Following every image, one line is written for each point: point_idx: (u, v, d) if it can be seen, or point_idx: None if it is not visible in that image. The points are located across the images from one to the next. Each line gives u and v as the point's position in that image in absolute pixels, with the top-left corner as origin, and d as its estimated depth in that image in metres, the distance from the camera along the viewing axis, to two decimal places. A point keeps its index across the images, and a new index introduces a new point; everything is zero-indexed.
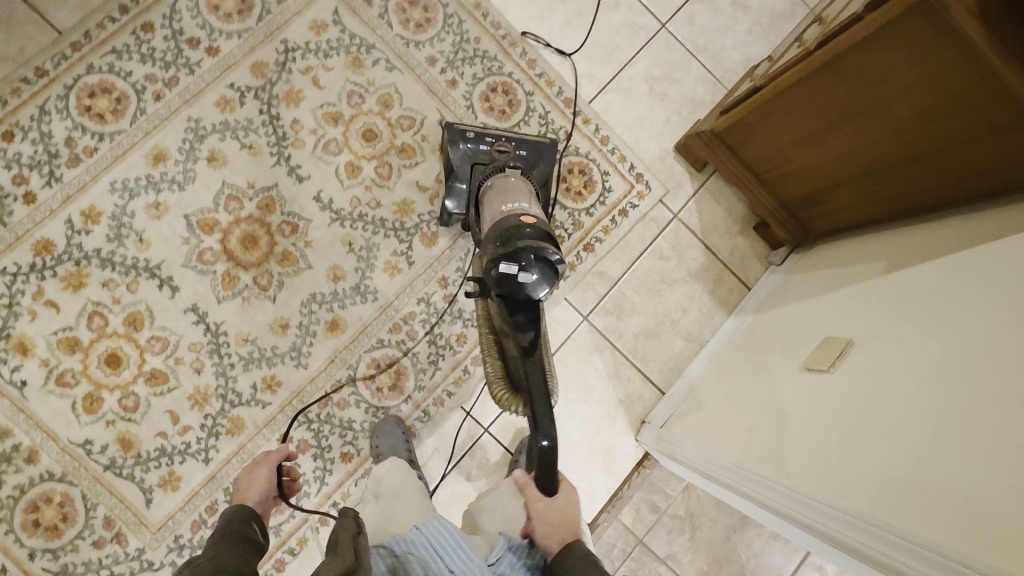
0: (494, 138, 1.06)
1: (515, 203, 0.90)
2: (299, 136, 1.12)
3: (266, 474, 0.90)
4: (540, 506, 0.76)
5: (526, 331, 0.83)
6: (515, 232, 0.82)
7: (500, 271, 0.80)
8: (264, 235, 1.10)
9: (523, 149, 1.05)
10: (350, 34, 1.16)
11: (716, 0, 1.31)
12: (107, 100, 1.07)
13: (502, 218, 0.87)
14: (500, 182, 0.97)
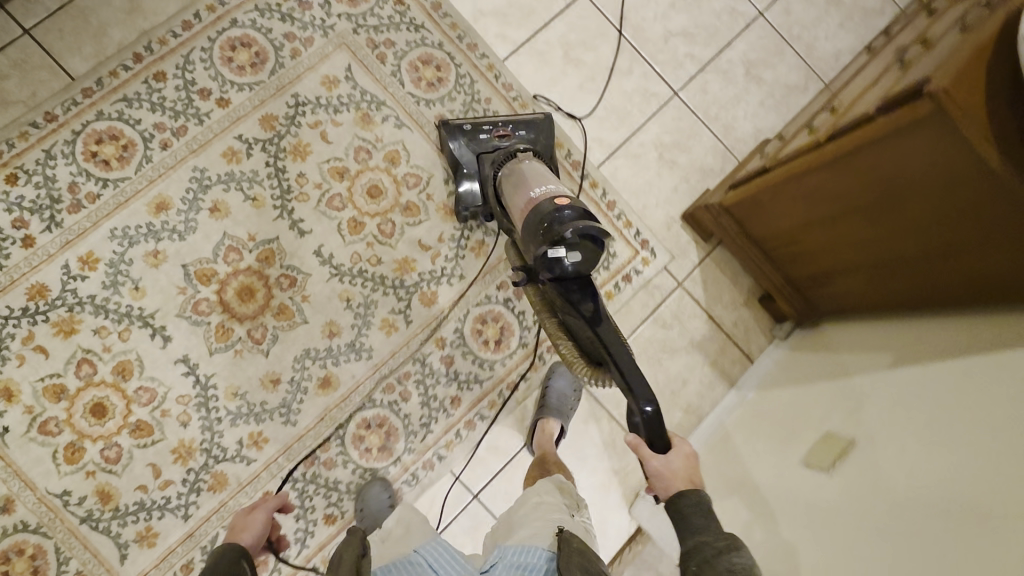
0: (490, 127, 1.10)
1: (543, 186, 0.91)
2: (303, 189, 1.12)
3: (263, 518, 0.88)
4: (657, 467, 0.77)
5: (584, 305, 0.83)
6: (554, 215, 0.82)
7: (548, 255, 0.80)
8: (262, 287, 1.09)
9: (521, 129, 1.09)
10: (362, 90, 1.16)
11: (729, 71, 1.31)
12: (115, 147, 1.08)
13: (535, 205, 0.86)
14: (517, 170, 0.99)
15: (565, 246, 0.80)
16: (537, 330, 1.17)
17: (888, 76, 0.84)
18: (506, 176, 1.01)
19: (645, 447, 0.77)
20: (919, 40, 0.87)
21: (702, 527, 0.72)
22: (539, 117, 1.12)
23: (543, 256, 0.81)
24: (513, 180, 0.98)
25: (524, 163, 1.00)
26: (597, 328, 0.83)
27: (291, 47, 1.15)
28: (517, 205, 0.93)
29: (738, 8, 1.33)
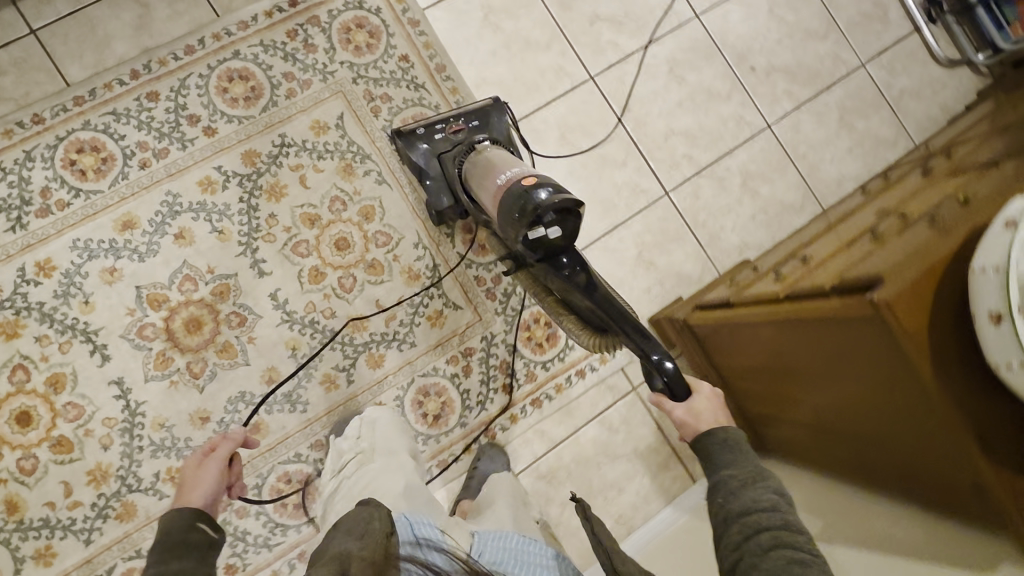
0: (444, 123, 1.09)
1: (508, 171, 0.94)
2: (272, 230, 1.12)
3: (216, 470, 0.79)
4: (681, 416, 0.73)
5: (578, 275, 0.85)
6: (523, 195, 0.84)
7: (531, 238, 0.83)
8: (210, 322, 1.08)
9: (473, 119, 1.10)
10: (349, 140, 1.16)
11: (725, 180, 1.29)
12: (95, 158, 1.08)
13: (505, 192, 0.88)
14: (480, 161, 1.02)
15: (542, 224, 0.82)
16: (479, 411, 1.15)
17: (858, 246, 0.83)
18: (470, 168, 1.04)
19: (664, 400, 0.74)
20: (894, 215, 0.86)
21: (728, 462, 0.68)
22: (487, 103, 1.12)
23: (525, 239, 0.84)
24: (480, 167, 1.01)
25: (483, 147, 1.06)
26: (596, 295, 0.85)
27: (288, 86, 1.14)
28: (488, 190, 0.96)
29: (746, 117, 1.31)
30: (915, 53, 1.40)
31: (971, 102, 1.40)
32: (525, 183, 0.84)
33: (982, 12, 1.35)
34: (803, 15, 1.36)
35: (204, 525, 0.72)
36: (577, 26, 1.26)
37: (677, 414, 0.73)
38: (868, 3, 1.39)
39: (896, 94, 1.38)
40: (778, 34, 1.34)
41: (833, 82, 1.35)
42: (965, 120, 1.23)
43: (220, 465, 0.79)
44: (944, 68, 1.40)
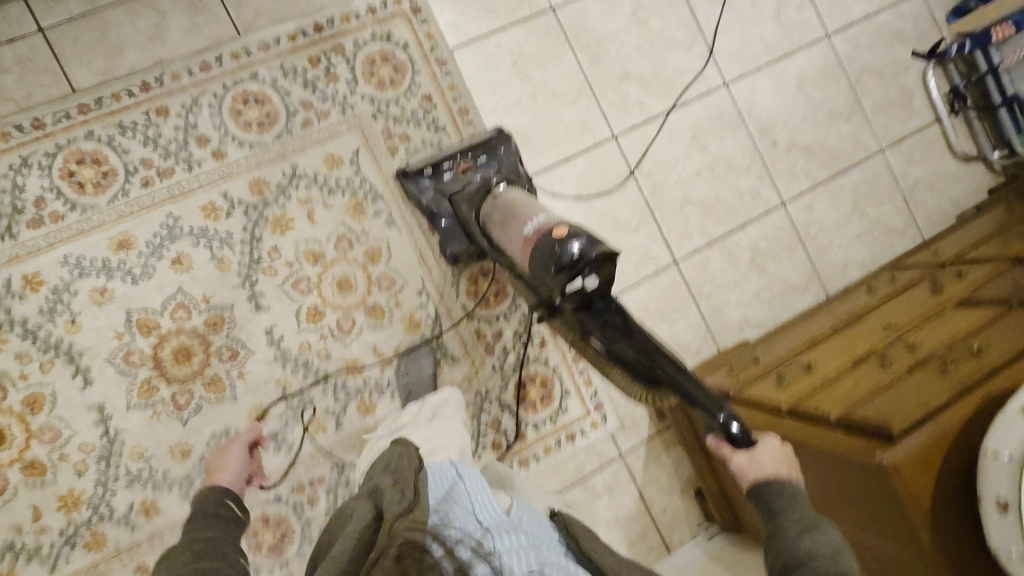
0: (451, 161, 1.09)
1: (534, 218, 0.91)
2: (273, 264, 1.08)
3: (237, 453, 0.90)
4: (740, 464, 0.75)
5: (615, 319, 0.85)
6: (556, 248, 0.82)
7: (571, 289, 0.83)
8: (200, 353, 1.05)
9: (481, 155, 1.10)
10: (362, 178, 1.13)
11: (734, 254, 1.28)
12: (95, 171, 1.03)
13: (536, 243, 0.87)
14: (504, 207, 0.99)
15: (581, 275, 0.82)
16: None
17: (865, 370, 0.84)
18: (489, 215, 1.01)
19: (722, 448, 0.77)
20: (901, 339, 0.87)
21: (787, 510, 0.70)
22: (490, 134, 1.11)
23: (564, 292, 0.84)
24: (501, 210, 0.99)
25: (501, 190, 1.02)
26: (635, 337, 0.84)
27: (305, 115, 1.11)
28: (514, 239, 0.93)
29: (763, 192, 1.30)
30: (934, 145, 1.40)
31: (981, 199, 1.41)
32: (554, 236, 0.83)
33: (1005, 112, 1.34)
34: (829, 95, 1.35)
35: (231, 501, 0.82)
36: (606, 82, 1.24)
37: (736, 459, 0.76)
38: (895, 89, 1.39)
39: (912, 183, 1.38)
40: (803, 111, 1.33)
41: (851, 166, 1.35)
42: (975, 225, 1.24)
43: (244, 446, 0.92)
44: (960, 161, 1.41)
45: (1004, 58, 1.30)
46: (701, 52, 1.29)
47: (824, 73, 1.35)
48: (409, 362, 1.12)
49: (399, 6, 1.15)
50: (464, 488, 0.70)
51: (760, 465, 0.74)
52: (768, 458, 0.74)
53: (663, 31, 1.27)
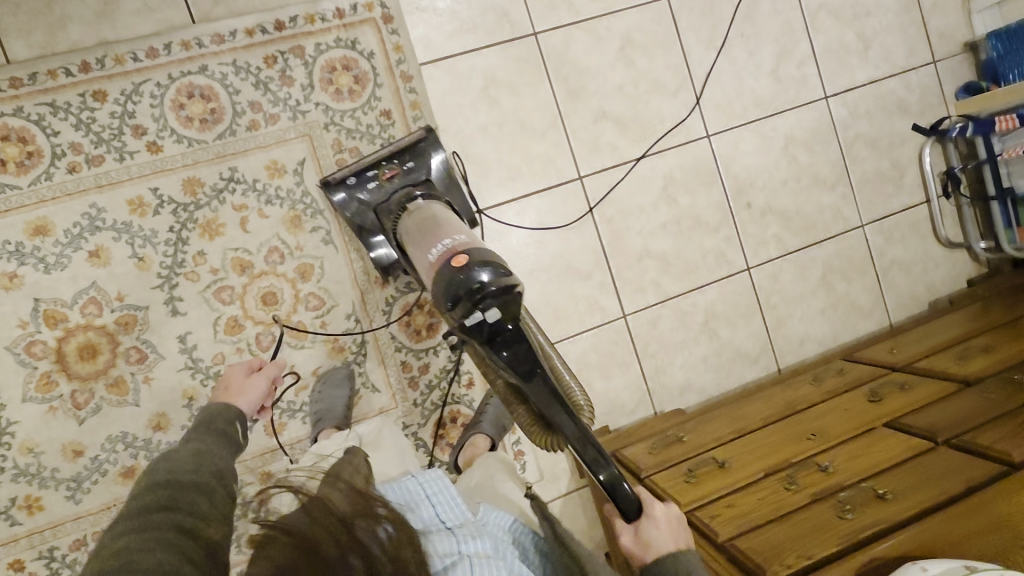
0: (376, 169, 1.00)
1: (442, 243, 0.82)
2: (197, 269, 1.03)
3: (258, 386, 0.90)
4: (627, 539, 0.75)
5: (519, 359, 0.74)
6: (458, 278, 0.73)
7: (469, 323, 0.72)
8: (107, 352, 1.01)
9: (409, 161, 1.01)
10: (304, 191, 1.07)
11: (687, 315, 1.23)
12: (19, 151, 0.98)
13: (438, 272, 0.77)
14: (421, 224, 0.91)
15: (480, 308, 0.71)
16: None
17: (770, 485, 0.82)
18: (405, 231, 0.94)
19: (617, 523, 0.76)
20: (818, 457, 0.85)
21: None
22: (419, 136, 1.02)
23: (463, 326, 0.73)
24: (417, 228, 0.91)
25: (415, 207, 0.96)
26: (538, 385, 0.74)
27: (252, 117, 1.05)
28: (422, 261, 0.86)
29: (728, 254, 1.24)
30: (919, 227, 1.33)
31: (958, 290, 1.34)
32: (456, 266, 0.74)
33: (998, 206, 1.27)
34: (817, 160, 1.28)
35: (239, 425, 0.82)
36: (580, 119, 1.17)
37: (624, 540, 0.75)
38: (887, 163, 1.31)
39: (887, 263, 1.32)
40: (786, 174, 1.26)
41: (827, 237, 1.29)
42: (941, 324, 1.18)
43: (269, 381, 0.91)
44: (942, 248, 1.34)
45: (1004, 149, 1.23)
46: (687, 99, 1.22)
47: (815, 137, 1.28)
48: (326, 387, 1.06)
49: (370, 12, 1.09)
50: (424, 496, 0.66)
51: (646, 546, 0.74)
52: (657, 540, 0.73)
53: (650, 72, 1.20)
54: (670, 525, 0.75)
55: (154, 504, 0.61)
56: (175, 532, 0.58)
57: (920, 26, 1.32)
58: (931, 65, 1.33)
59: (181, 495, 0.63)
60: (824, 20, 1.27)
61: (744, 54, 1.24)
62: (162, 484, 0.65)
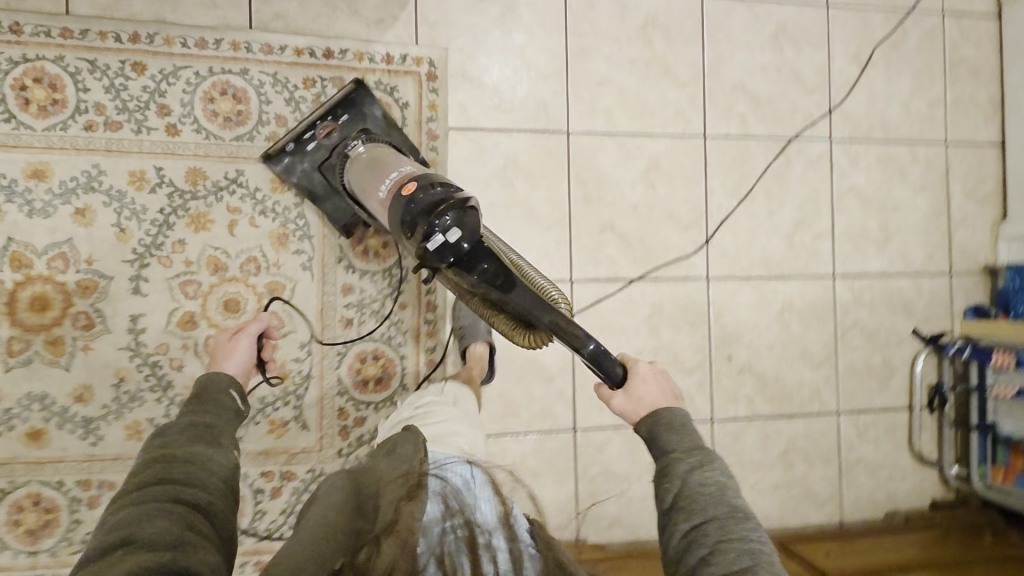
0: (312, 130, 1.04)
1: (388, 178, 0.92)
2: (172, 255, 1.03)
3: (244, 346, 0.86)
4: (619, 401, 0.76)
5: (489, 270, 0.82)
6: (412, 200, 0.83)
7: (431, 245, 0.81)
8: (57, 309, 1.00)
9: (342, 113, 1.05)
10: (300, 213, 1.07)
11: (638, 448, 1.19)
12: (47, 96, 1.00)
13: (393, 200, 0.87)
14: (370, 165, 0.98)
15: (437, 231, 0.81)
16: (259, 540, 1.05)
17: None
18: (353, 180, 1.00)
19: (602, 389, 0.78)
20: None
21: (672, 442, 0.70)
22: (350, 89, 1.05)
23: (426, 250, 0.82)
24: (360, 174, 0.98)
25: (358, 153, 1.02)
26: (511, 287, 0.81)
27: (274, 129, 1.07)
28: (374, 201, 0.94)
29: (695, 400, 1.21)
30: (895, 431, 1.29)
31: (919, 508, 1.29)
32: (406, 190, 0.84)
33: (976, 437, 1.24)
34: (809, 334, 1.26)
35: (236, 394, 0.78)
36: (586, 224, 1.18)
37: (617, 401, 0.76)
38: (878, 359, 1.29)
39: (854, 459, 1.27)
40: (773, 338, 1.25)
41: (799, 413, 1.25)
42: (890, 543, 1.13)
43: (253, 341, 0.88)
44: (914, 461, 1.29)
45: (994, 386, 1.22)
46: (696, 237, 1.22)
47: (813, 311, 1.26)
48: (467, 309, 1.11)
49: (417, 66, 1.12)
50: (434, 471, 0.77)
51: (637, 401, 0.75)
52: (645, 393, 0.75)
53: (668, 201, 1.21)
54: (655, 380, 0.77)
55: (150, 479, 0.63)
56: (168, 505, 0.61)
57: (942, 235, 1.32)
58: (946, 275, 1.32)
59: (175, 466, 0.65)
60: (850, 202, 1.28)
61: (764, 211, 1.25)
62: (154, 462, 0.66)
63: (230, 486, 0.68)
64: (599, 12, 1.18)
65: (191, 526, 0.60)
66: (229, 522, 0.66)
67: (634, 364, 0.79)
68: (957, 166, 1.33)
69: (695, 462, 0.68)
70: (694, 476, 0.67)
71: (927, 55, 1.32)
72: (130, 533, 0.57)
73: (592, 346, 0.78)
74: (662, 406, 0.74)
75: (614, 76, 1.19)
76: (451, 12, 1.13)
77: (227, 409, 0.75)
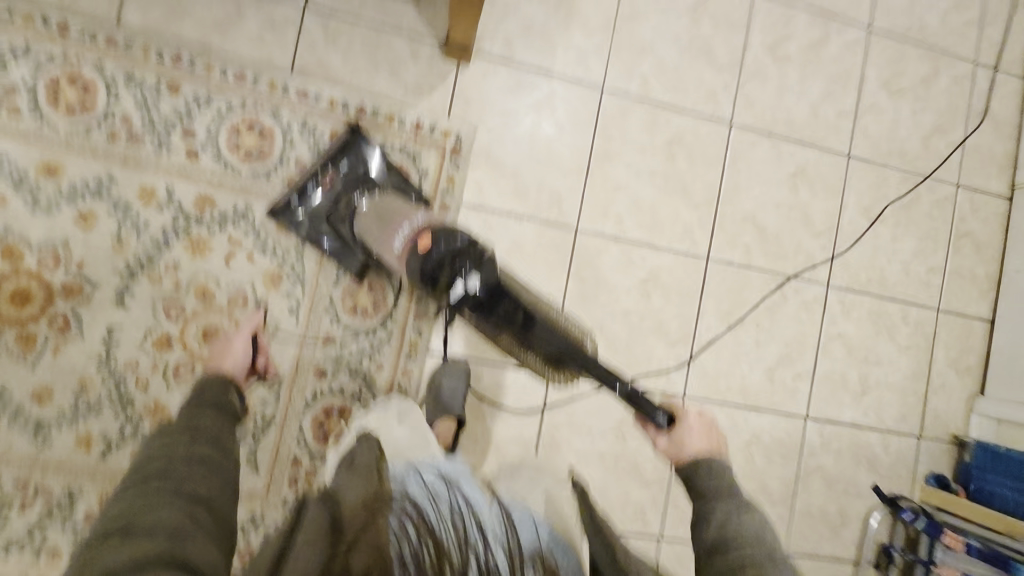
0: (314, 178, 1.07)
1: (402, 233, 0.96)
2: (163, 275, 1.03)
3: (239, 344, 0.95)
4: (664, 442, 0.81)
5: (511, 312, 0.87)
6: (428, 255, 0.87)
7: (455, 296, 0.86)
8: (36, 306, 0.99)
9: (342, 159, 1.08)
10: (298, 258, 1.08)
11: None
12: (77, 97, 1.01)
13: (409, 253, 0.91)
14: (380, 215, 1.03)
15: (457, 281, 0.85)
16: None
17: None
18: (363, 229, 1.05)
19: (650, 428, 0.83)
20: None
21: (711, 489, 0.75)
22: (346, 134, 1.08)
23: (452, 301, 0.86)
24: (371, 225, 1.03)
25: (364, 208, 1.06)
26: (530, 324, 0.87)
27: (291, 171, 1.08)
28: (390, 252, 1.00)
29: (647, 514, 1.22)
30: None
31: None
32: (422, 247, 0.88)
33: None
34: (771, 470, 1.27)
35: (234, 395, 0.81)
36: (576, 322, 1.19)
37: (660, 444, 0.81)
38: (834, 507, 1.30)
39: None
40: (735, 467, 1.25)
41: None
42: None
43: (246, 339, 0.96)
44: None
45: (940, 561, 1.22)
46: (680, 354, 1.23)
47: (780, 449, 1.27)
48: (445, 380, 1.08)
49: (444, 138, 1.13)
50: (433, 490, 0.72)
51: (680, 448, 0.79)
52: (688, 443, 0.79)
53: (660, 314, 1.23)
54: (701, 430, 0.80)
55: (151, 473, 0.61)
56: (172, 496, 0.58)
57: (918, 398, 1.34)
58: (915, 438, 1.34)
59: (176, 461, 0.63)
60: (835, 349, 1.30)
61: (750, 342, 1.26)
62: (156, 456, 0.64)
63: (230, 482, 0.66)
64: (630, 121, 1.21)
65: (194, 518, 0.58)
66: (231, 517, 0.64)
67: (682, 412, 0.82)
68: (944, 334, 1.35)
69: (731, 508, 0.71)
70: (731, 520, 0.70)
71: (935, 223, 1.35)
72: (133, 521, 0.55)
73: (619, 386, 0.82)
74: (703, 455, 0.78)
75: (631, 184, 1.21)
76: (487, 92, 1.15)
77: (226, 413, 0.77)
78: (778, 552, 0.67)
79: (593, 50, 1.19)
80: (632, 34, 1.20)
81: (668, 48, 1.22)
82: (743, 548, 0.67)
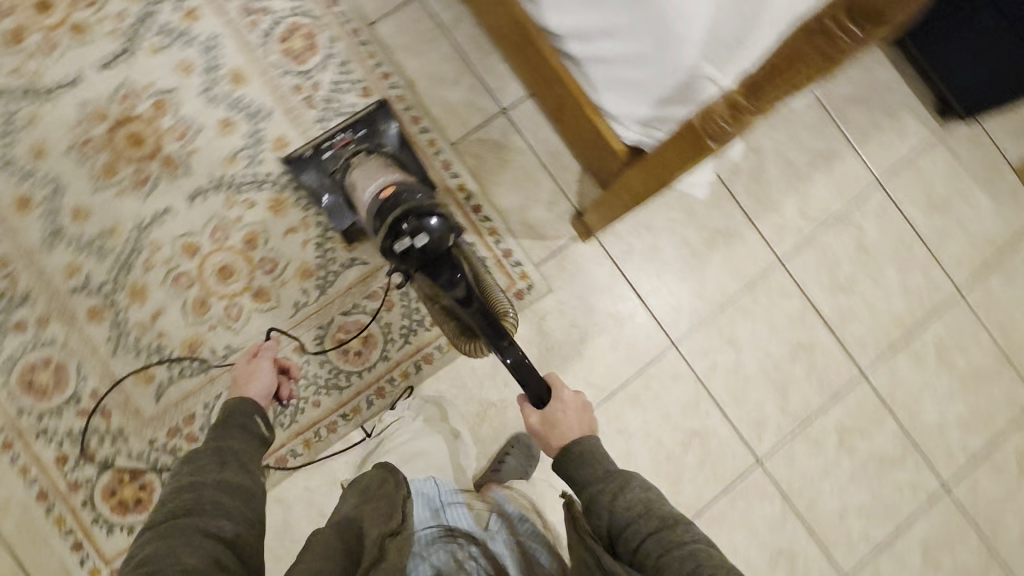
0: (330, 141, 1.09)
1: (376, 185, 0.96)
2: (235, 204, 1.12)
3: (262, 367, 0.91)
4: (536, 420, 0.79)
5: (457, 280, 0.83)
6: (387, 206, 0.87)
7: (399, 249, 0.82)
8: (137, 154, 1.10)
9: (360, 129, 1.10)
10: (335, 273, 1.13)
11: None
12: (299, 49, 1.15)
13: (377, 201, 0.91)
14: (367, 169, 1.01)
15: (405, 235, 0.82)
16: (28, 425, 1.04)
17: None
18: (349, 184, 1.02)
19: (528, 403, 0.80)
20: None
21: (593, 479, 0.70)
22: (373, 109, 1.11)
23: (394, 255, 0.83)
24: (360, 178, 1.01)
25: (359, 164, 1.03)
26: (466, 301, 0.83)
27: None
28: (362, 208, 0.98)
29: None
30: None
31: None
32: (387, 195, 0.89)
33: None
34: None
35: (258, 418, 0.76)
36: None
37: (533, 421, 0.79)
38: None
39: None
40: None
41: None
42: None
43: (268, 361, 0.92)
44: None
45: None
46: None
47: None
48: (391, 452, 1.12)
49: (518, 279, 1.16)
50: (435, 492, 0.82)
51: (551, 426, 0.77)
52: (561, 420, 0.77)
53: None
54: (576, 410, 0.78)
55: (176, 512, 0.58)
56: (196, 539, 0.56)
57: None
58: None
59: (200, 495, 0.60)
60: None
61: None
62: (178, 491, 0.61)
63: (260, 513, 0.64)
64: (675, 389, 1.18)
65: (220, 560, 0.56)
66: (258, 551, 0.62)
67: (559, 386, 0.81)
68: None
69: (614, 488, 0.67)
70: (619, 500, 0.66)
71: None
72: (162, 570, 0.53)
73: (513, 360, 0.81)
74: (575, 430, 0.76)
75: (636, 438, 1.16)
76: (581, 273, 1.18)
77: (251, 434, 0.73)
78: (669, 518, 0.63)
79: (691, 310, 1.20)
80: (732, 323, 1.21)
81: (754, 358, 1.21)
82: (635, 531, 0.63)
